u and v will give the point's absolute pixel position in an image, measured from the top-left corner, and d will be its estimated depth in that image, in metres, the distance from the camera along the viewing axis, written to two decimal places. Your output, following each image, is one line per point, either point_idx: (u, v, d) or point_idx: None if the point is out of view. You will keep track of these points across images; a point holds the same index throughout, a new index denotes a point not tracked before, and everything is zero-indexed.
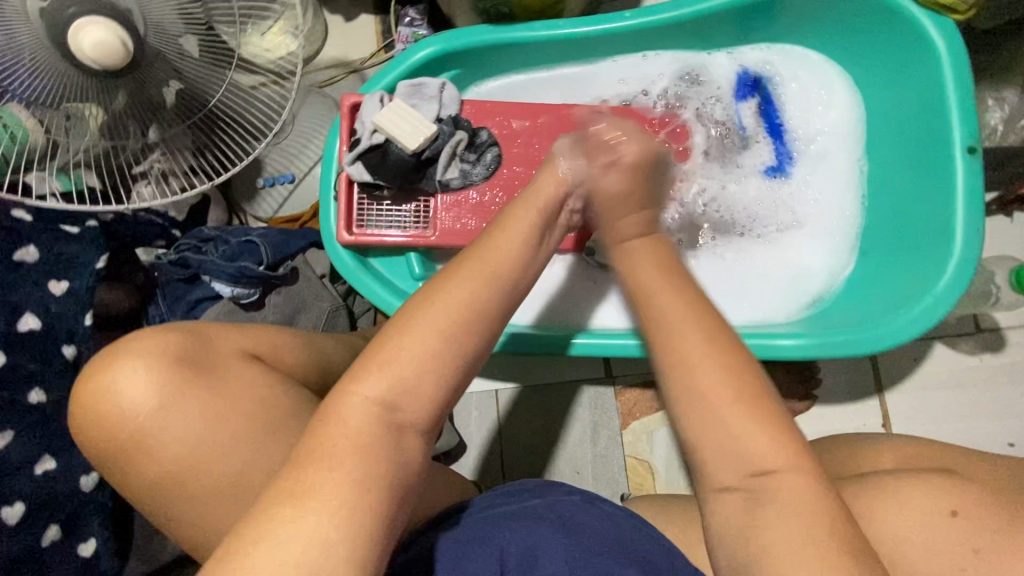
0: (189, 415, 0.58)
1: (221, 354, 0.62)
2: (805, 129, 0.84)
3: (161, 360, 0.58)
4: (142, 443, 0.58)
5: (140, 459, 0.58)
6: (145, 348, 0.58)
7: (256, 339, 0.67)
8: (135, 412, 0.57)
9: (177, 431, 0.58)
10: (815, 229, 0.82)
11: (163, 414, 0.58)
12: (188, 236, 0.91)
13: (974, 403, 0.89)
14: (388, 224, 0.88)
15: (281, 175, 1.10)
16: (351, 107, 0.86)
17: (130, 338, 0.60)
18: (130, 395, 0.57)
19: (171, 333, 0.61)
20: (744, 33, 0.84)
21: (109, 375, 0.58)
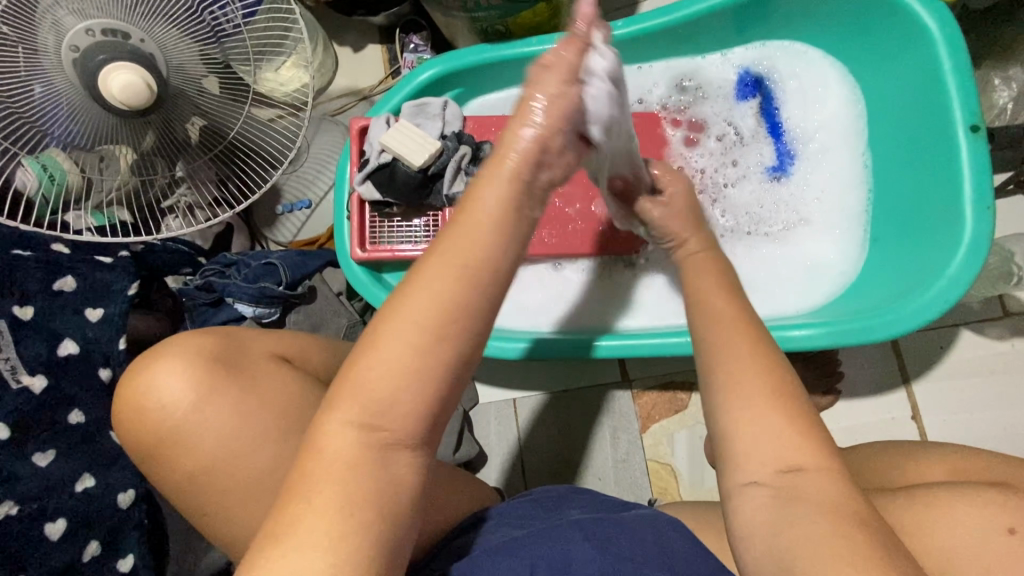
0: (221, 411, 0.63)
1: (254, 356, 0.68)
2: (806, 123, 0.84)
3: (196, 359, 0.63)
4: (176, 442, 0.62)
5: (178, 455, 0.62)
6: (182, 349, 0.63)
7: (281, 342, 0.73)
8: (172, 410, 0.62)
9: (211, 427, 0.62)
10: (823, 221, 0.82)
11: (197, 411, 0.62)
12: (212, 261, 0.96)
13: (1007, 389, 0.86)
14: (399, 240, 0.91)
15: (298, 201, 1.15)
16: (360, 130, 0.90)
17: (168, 341, 0.65)
18: (168, 393, 0.62)
19: (205, 335, 0.66)
20: (740, 32, 0.85)
21: (148, 375, 0.62)
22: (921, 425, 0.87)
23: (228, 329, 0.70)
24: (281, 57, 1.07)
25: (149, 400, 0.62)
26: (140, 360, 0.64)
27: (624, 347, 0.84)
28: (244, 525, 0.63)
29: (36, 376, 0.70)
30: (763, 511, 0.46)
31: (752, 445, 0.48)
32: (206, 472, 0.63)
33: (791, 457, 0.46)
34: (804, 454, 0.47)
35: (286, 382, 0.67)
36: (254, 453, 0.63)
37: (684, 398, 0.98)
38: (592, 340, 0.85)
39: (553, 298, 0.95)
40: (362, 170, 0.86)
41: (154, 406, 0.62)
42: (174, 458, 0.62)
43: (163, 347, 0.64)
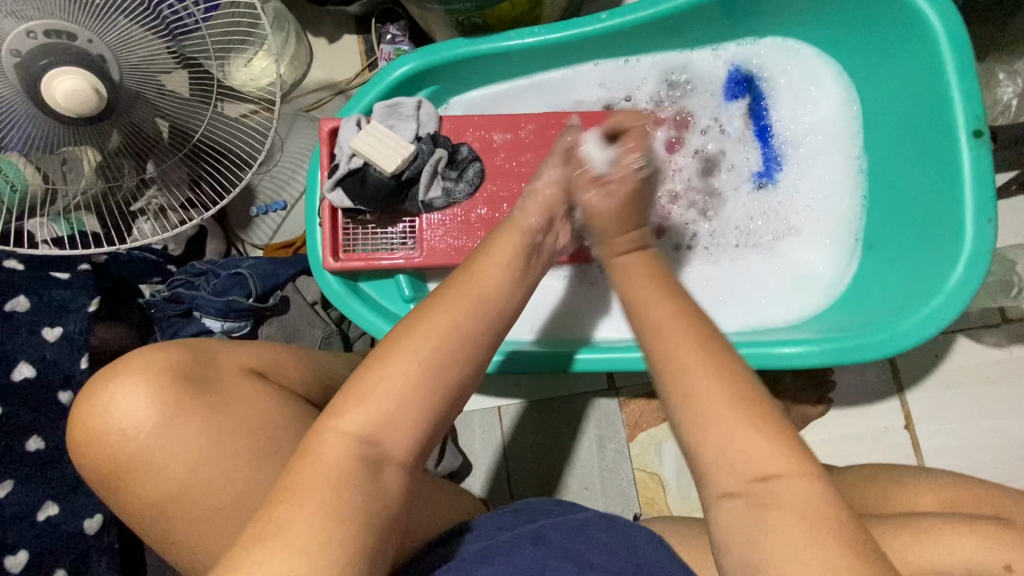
0: (188, 438, 0.52)
1: (225, 371, 0.57)
2: (798, 124, 0.80)
3: (158, 375, 0.53)
4: (133, 475, 0.52)
5: (140, 488, 0.52)
6: (139, 363, 0.53)
7: (258, 353, 0.61)
8: (133, 434, 0.52)
9: (178, 455, 0.52)
10: (815, 227, 0.78)
11: (161, 436, 0.52)
12: (181, 270, 0.92)
13: (1005, 399, 0.83)
14: (375, 248, 0.87)
15: (273, 202, 1.11)
16: (329, 133, 0.85)
17: (129, 353, 0.55)
18: (126, 416, 0.52)
19: (178, 352, 0.55)
20: (733, 23, 0.79)
21: (102, 395, 0.52)
22: (914, 435, 0.84)
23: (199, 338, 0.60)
24: (249, 50, 1.01)
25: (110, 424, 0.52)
26: (97, 377, 0.54)
27: (602, 360, 0.81)
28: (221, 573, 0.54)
29: None
30: (732, 543, 0.44)
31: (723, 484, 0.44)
32: (173, 513, 0.53)
33: (758, 469, 0.44)
34: (773, 471, 0.44)
35: (259, 397, 0.56)
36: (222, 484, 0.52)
37: None
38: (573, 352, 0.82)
39: (535, 306, 0.92)
40: (332, 175, 0.82)
41: (111, 431, 0.51)
42: (137, 491, 0.52)
43: (122, 361, 0.54)
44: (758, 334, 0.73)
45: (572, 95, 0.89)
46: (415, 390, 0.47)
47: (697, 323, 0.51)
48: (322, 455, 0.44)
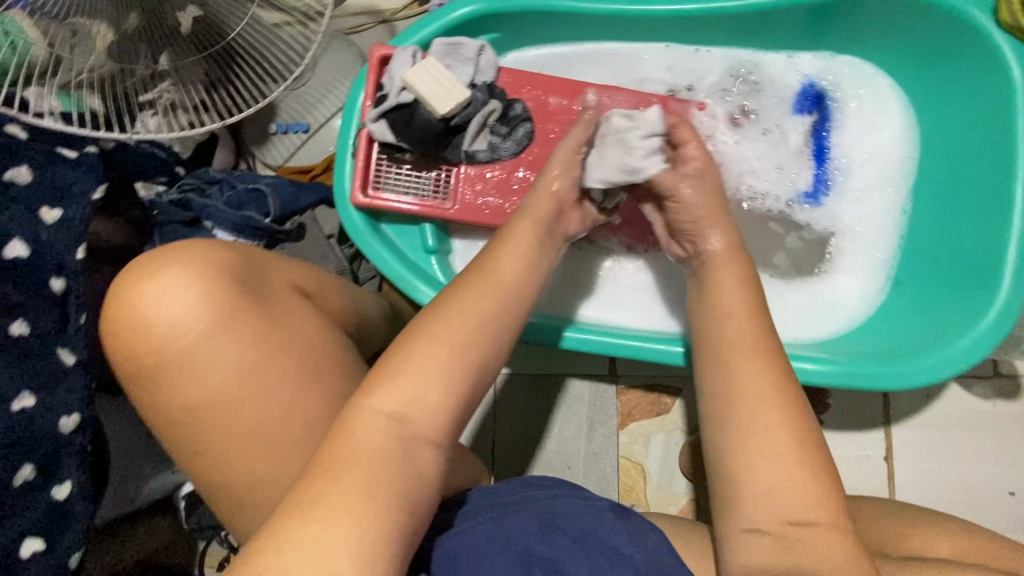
0: (236, 349, 0.47)
1: (273, 282, 0.53)
2: (859, 150, 0.79)
3: (215, 272, 0.48)
4: (171, 379, 0.47)
5: (184, 396, 0.47)
6: (195, 257, 0.48)
7: (304, 273, 0.57)
8: (184, 332, 0.47)
9: (233, 364, 0.47)
10: (853, 253, 0.78)
11: (208, 342, 0.47)
12: (194, 176, 0.87)
13: (982, 448, 0.87)
14: (404, 188, 0.83)
15: (296, 123, 1.05)
16: (380, 60, 0.80)
17: (176, 246, 0.50)
18: (179, 310, 0.46)
19: (221, 251, 0.51)
20: (816, 31, 0.78)
21: (151, 283, 0.47)
22: (892, 467, 0.88)
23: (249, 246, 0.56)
24: None
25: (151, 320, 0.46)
26: (139, 268, 0.48)
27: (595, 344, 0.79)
28: (236, 505, 0.49)
29: None
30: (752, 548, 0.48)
31: (770, 515, 0.49)
32: (205, 432, 0.47)
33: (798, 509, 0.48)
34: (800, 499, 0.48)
35: (310, 316, 0.52)
36: (250, 405, 0.48)
37: (668, 403, 0.96)
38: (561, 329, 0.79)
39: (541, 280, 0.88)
40: (377, 104, 0.77)
41: (163, 323, 0.46)
42: (179, 397, 0.47)
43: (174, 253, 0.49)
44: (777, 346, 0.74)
45: (636, 73, 0.86)
46: (464, 348, 0.47)
47: (751, 348, 0.54)
48: (357, 422, 0.43)
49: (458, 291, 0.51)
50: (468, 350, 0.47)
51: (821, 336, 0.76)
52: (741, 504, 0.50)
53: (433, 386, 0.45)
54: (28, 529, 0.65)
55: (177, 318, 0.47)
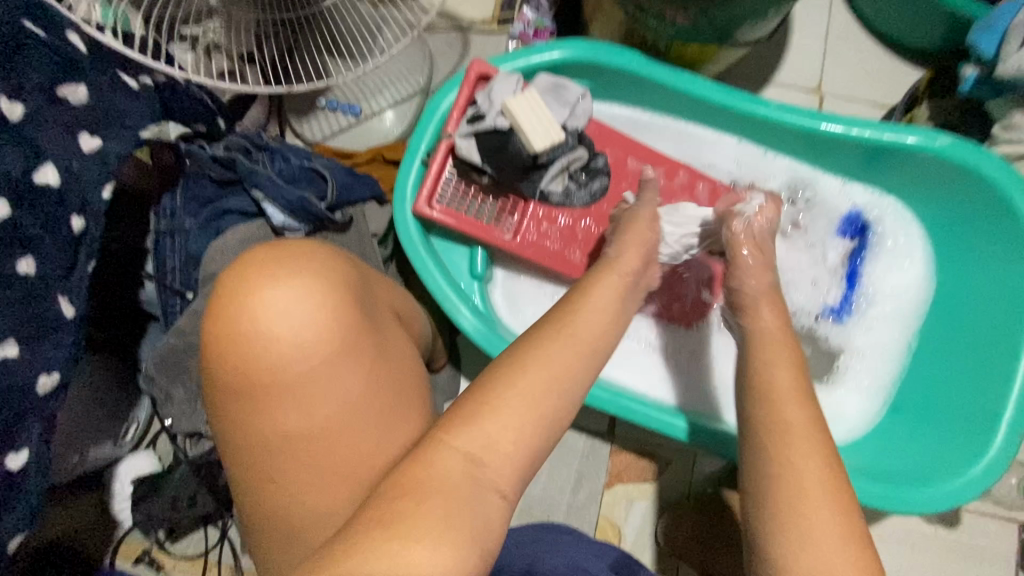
0: (350, 371, 0.50)
1: (379, 307, 0.57)
2: (884, 285, 0.87)
3: (337, 288, 0.51)
4: (276, 393, 0.48)
5: (287, 417, 0.49)
6: (317, 269, 0.51)
7: (395, 296, 0.62)
8: (305, 347, 0.49)
9: (345, 388, 0.50)
10: (861, 374, 0.86)
11: (325, 361, 0.49)
12: (240, 134, 0.78)
13: (920, 567, 0.95)
14: (463, 207, 0.82)
15: (348, 103, 1.00)
16: (477, 76, 0.78)
17: (291, 252, 0.52)
18: (301, 325, 0.49)
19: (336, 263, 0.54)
20: (871, 165, 0.84)
21: (274, 291, 0.49)
22: None
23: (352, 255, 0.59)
24: None
25: (270, 328, 0.48)
26: (254, 272, 0.50)
27: (625, 409, 0.77)
28: (292, 533, 0.49)
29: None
30: None
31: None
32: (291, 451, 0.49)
33: None
34: None
35: (403, 346, 0.57)
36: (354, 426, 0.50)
37: (656, 471, 0.97)
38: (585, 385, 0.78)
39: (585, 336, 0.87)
40: (469, 120, 0.76)
41: (286, 334, 0.48)
42: (281, 416, 0.49)
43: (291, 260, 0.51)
44: None
45: (704, 157, 0.91)
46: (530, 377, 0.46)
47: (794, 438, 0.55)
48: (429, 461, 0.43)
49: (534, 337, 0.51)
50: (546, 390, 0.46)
51: None
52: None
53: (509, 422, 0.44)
54: None
55: (293, 330, 0.49)
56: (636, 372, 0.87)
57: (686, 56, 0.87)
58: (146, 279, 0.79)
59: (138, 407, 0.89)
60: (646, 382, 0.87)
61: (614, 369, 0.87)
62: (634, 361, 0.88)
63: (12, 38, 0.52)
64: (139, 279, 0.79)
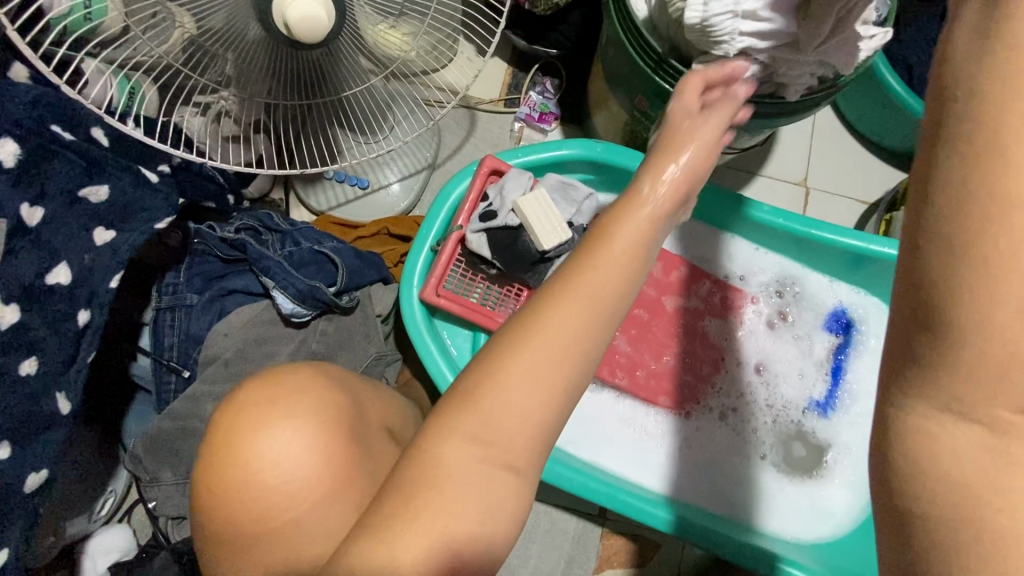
0: (341, 503, 0.53)
1: (366, 424, 0.59)
2: (867, 382, 0.90)
3: (319, 426, 0.54)
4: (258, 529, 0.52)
5: (275, 550, 0.52)
6: (307, 405, 0.54)
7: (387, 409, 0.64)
8: (287, 490, 0.52)
9: (328, 522, 0.52)
10: (845, 470, 0.87)
11: (315, 497, 0.52)
12: (252, 213, 0.80)
13: None
14: (467, 291, 0.83)
15: (356, 176, 1.01)
16: (489, 170, 0.81)
17: (283, 383, 0.55)
18: (282, 470, 0.52)
19: (328, 387, 0.57)
20: (856, 268, 0.89)
21: (254, 440, 0.52)
22: None
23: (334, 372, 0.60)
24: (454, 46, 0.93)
25: (259, 471, 0.51)
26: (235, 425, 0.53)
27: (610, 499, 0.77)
28: None
29: (9, 306, 0.50)
30: None
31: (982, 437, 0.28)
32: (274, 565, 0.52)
33: None
34: None
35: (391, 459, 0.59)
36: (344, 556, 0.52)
37: (647, 555, 0.97)
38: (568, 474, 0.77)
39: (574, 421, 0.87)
40: (480, 213, 0.78)
41: (276, 474, 0.51)
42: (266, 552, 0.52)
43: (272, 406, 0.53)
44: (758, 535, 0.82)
45: (702, 253, 0.93)
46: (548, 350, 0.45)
47: None
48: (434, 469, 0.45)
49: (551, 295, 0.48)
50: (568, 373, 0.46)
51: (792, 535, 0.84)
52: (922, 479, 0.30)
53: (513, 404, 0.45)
54: None
55: (285, 469, 0.52)
56: (634, 460, 0.86)
57: None
58: (141, 354, 0.77)
59: (115, 477, 0.85)
60: (644, 472, 0.86)
61: (605, 455, 0.86)
62: (629, 448, 0.87)
63: (38, 139, 0.51)
64: (134, 354, 0.77)
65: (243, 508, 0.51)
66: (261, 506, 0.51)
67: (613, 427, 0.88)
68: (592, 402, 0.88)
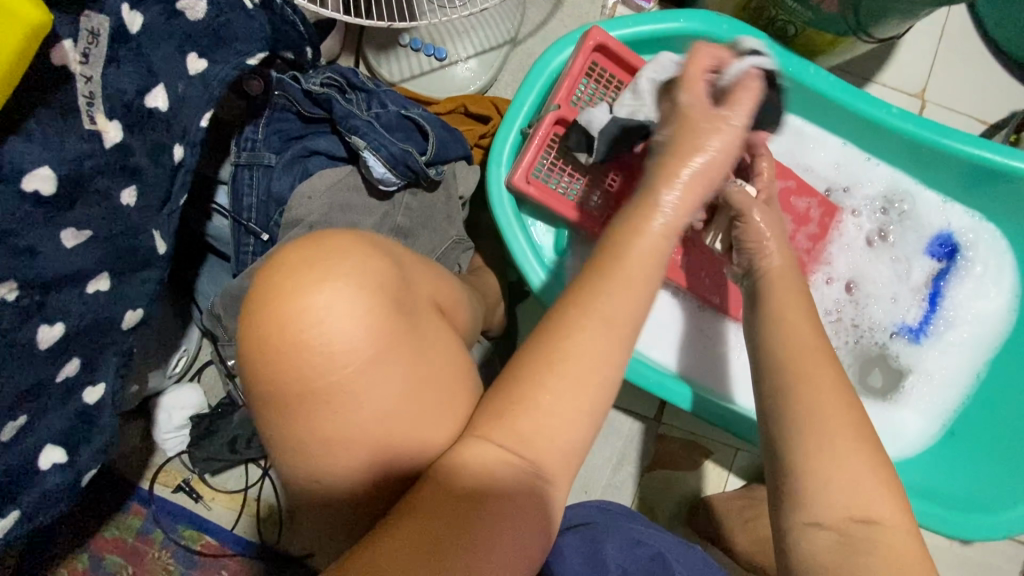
0: (396, 378, 0.45)
1: (423, 301, 0.51)
2: (961, 311, 0.85)
3: (376, 288, 0.45)
4: (309, 406, 0.44)
5: (306, 426, 0.44)
6: (353, 266, 0.45)
7: (444, 288, 0.56)
8: (343, 359, 0.43)
9: (381, 397, 0.45)
10: (921, 395, 0.85)
11: (368, 376, 0.44)
12: (334, 69, 0.72)
13: None
14: (550, 179, 0.76)
15: (433, 46, 0.93)
16: (593, 44, 0.72)
17: (323, 244, 0.46)
18: (337, 337, 0.43)
19: (376, 250, 0.48)
20: (971, 190, 0.82)
21: (300, 300, 0.43)
22: None
23: (388, 240, 0.52)
24: None
25: (301, 343, 0.43)
26: (277, 283, 0.44)
27: (691, 402, 0.75)
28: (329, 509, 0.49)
29: (111, 122, 0.46)
30: None
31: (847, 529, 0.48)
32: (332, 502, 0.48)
33: None
34: None
35: (451, 339, 0.52)
36: (406, 439, 0.47)
37: (696, 461, 0.98)
38: (638, 369, 0.75)
39: None
40: (625, 104, 0.71)
41: (321, 350, 0.43)
42: (319, 428, 0.44)
43: (320, 264, 0.44)
44: None
45: (806, 159, 0.87)
46: (555, 394, 0.47)
47: None
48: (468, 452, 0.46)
49: (547, 324, 0.49)
50: (568, 385, 0.47)
51: None
52: (809, 498, 0.49)
53: (511, 431, 0.46)
54: (51, 435, 0.51)
55: (332, 342, 0.43)
56: (703, 368, 0.85)
57: (810, 43, 0.80)
58: (216, 213, 0.75)
59: (188, 337, 0.84)
60: (714, 379, 0.84)
61: (671, 357, 0.84)
62: (699, 355, 0.85)
63: None
64: (209, 211, 0.75)
65: (287, 384, 0.43)
66: (302, 385, 0.43)
67: (681, 332, 0.85)
68: (665, 309, 0.85)
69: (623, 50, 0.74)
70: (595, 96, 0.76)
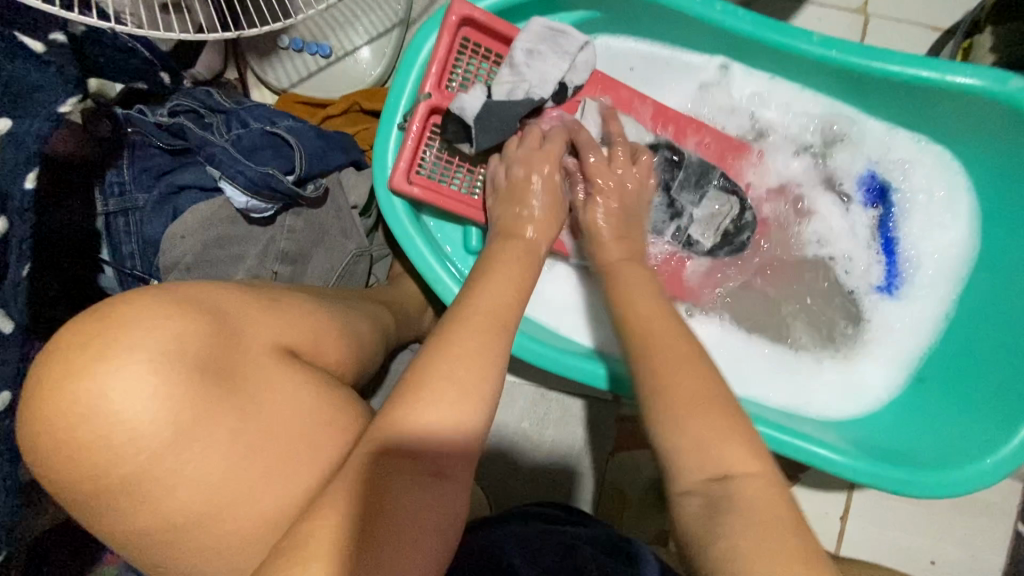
0: (215, 450, 0.42)
1: (257, 349, 0.47)
2: (917, 247, 0.78)
3: (168, 362, 0.41)
4: (139, 492, 0.40)
5: (126, 517, 0.40)
6: (134, 343, 0.40)
7: (306, 324, 0.52)
8: (136, 449, 0.39)
9: (197, 476, 0.41)
10: (884, 343, 0.79)
11: (177, 457, 0.40)
12: (188, 94, 0.68)
13: (935, 522, 0.92)
14: (445, 178, 0.71)
15: (316, 43, 0.86)
16: (459, 19, 0.65)
17: (98, 320, 0.40)
18: (128, 424, 0.39)
19: (172, 311, 0.43)
20: (914, 112, 0.73)
21: (73, 392, 0.38)
22: (846, 526, 0.93)
23: (190, 287, 0.47)
24: None
25: (79, 441, 0.38)
26: (47, 369, 0.39)
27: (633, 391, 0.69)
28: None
29: None
30: None
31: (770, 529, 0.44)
32: None
33: None
34: None
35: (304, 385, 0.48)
36: (250, 505, 0.43)
37: None
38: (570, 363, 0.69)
39: (575, 307, 0.78)
40: (503, 81, 0.67)
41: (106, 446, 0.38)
42: (135, 519, 0.40)
43: (98, 337, 0.39)
44: (792, 418, 0.74)
45: (731, 106, 0.79)
46: (421, 428, 0.42)
47: None
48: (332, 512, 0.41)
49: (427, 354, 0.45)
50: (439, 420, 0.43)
51: (824, 412, 0.77)
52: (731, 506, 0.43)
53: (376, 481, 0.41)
54: None
55: (119, 433, 0.39)
56: None
57: None
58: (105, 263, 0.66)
59: None
60: None
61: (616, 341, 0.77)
62: None
63: None
64: (97, 262, 0.65)
65: (81, 485, 0.39)
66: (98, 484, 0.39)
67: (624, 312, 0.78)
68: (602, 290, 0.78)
69: (494, 20, 0.67)
70: (475, 76, 0.70)
